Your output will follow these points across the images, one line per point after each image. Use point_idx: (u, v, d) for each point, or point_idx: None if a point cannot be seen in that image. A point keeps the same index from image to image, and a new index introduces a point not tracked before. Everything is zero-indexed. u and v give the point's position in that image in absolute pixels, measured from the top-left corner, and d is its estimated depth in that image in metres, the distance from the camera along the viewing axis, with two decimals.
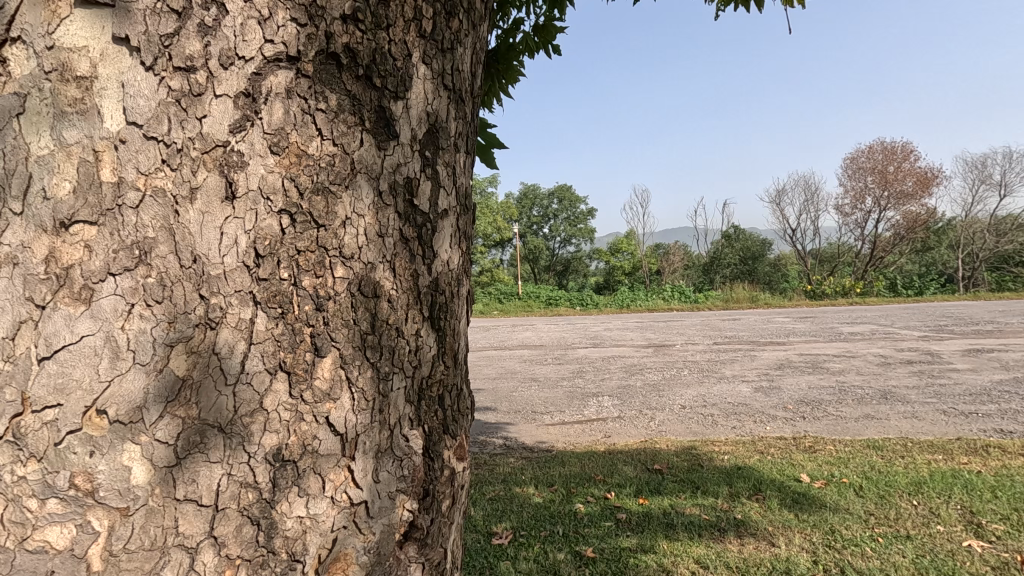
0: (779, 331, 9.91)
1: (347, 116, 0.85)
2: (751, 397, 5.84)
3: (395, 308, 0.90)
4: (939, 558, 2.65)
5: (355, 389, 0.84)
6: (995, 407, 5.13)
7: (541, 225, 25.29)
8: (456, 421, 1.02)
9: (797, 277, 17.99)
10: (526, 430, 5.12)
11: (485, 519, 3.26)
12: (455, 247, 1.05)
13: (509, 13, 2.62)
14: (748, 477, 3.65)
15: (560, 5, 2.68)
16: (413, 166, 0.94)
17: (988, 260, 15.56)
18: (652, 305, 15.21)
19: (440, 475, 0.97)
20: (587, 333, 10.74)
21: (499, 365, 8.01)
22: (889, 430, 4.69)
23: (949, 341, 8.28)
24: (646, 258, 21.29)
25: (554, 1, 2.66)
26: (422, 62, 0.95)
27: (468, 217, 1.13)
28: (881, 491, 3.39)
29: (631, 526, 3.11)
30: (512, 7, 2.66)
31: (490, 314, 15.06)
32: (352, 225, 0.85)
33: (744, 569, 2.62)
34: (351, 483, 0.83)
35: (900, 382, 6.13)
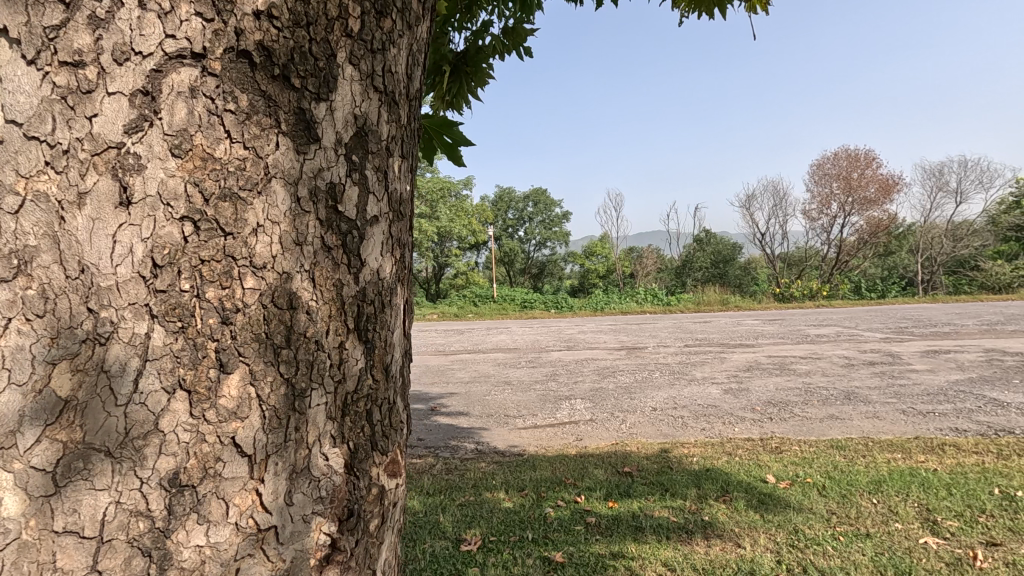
0: (748, 333, 10.13)
1: (260, 117, 0.81)
2: (721, 398, 5.92)
3: (315, 322, 0.85)
4: (897, 556, 2.69)
5: (266, 407, 0.79)
6: (951, 406, 5.30)
7: (516, 227, 25.27)
8: (387, 435, 0.99)
9: (767, 280, 18.39)
10: (499, 434, 5.08)
11: (454, 526, 3.21)
12: (387, 255, 1.00)
13: (477, 15, 2.61)
14: (716, 478, 3.69)
15: (529, 8, 2.66)
16: (337, 172, 0.90)
17: (946, 264, 16.89)
18: (626, 307, 15.38)
19: (366, 494, 0.92)
20: (561, 336, 10.74)
21: (472, 369, 7.95)
22: (852, 430, 4.80)
23: (909, 342, 8.60)
24: (620, 261, 22.13)
25: (524, 4, 2.64)
26: (349, 62, 0.91)
27: (403, 224, 1.09)
28: (843, 491, 3.45)
29: (600, 531, 3.09)
30: (480, 9, 2.64)
31: (465, 317, 15.01)
32: (264, 233, 0.80)
33: (710, 570, 2.64)
34: (259, 508, 0.78)
35: (863, 383, 6.28)
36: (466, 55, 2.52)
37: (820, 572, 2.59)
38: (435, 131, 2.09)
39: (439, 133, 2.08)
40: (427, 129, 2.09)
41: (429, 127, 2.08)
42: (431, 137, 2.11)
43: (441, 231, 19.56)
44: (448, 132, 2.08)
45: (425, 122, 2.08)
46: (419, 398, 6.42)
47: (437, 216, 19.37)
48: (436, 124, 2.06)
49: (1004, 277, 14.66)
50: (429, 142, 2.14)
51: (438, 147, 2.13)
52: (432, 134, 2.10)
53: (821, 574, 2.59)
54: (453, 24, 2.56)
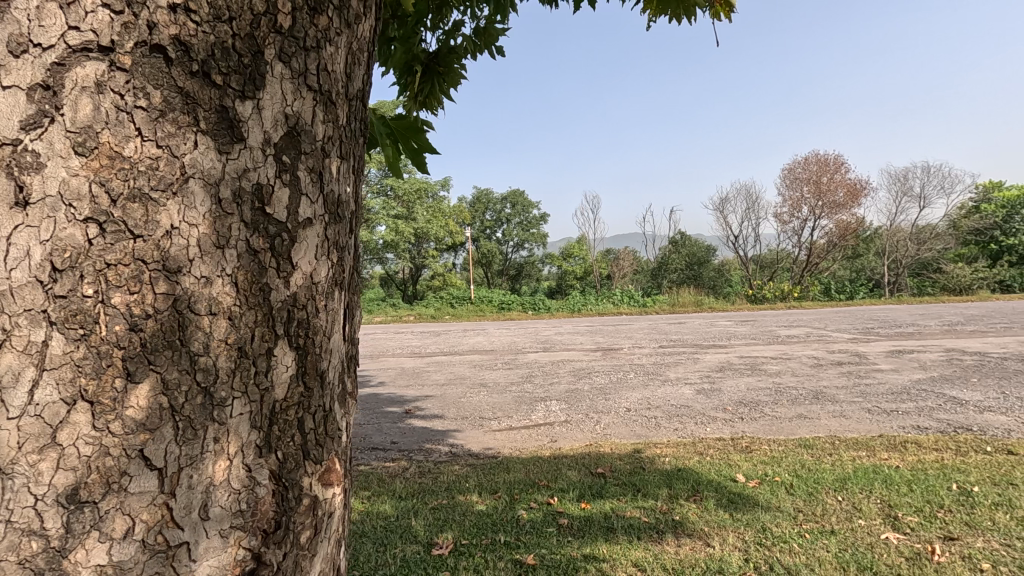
0: (721, 334, 10.29)
1: (177, 115, 0.77)
2: (694, 399, 5.99)
3: (237, 328, 0.83)
4: (860, 551, 2.75)
5: (179, 418, 0.77)
6: (913, 405, 5.46)
7: (494, 229, 25.20)
8: (322, 445, 0.96)
9: (740, 281, 18.72)
10: (473, 437, 5.04)
11: (426, 530, 3.16)
12: (322, 259, 0.98)
13: (448, 15, 2.59)
14: (687, 478, 3.72)
15: (503, 10, 2.65)
16: (265, 172, 0.87)
17: (910, 266, 17.37)
18: (603, 309, 15.51)
19: (296, 506, 0.90)
20: (538, 338, 10.72)
21: (447, 371, 7.89)
22: (819, 429, 4.89)
23: (874, 342, 8.84)
24: (597, 262, 22.23)
25: (498, 6, 2.62)
26: (278, 60, 0.88)
27: (342, 227, 1.06)
28: (810, 488, 3.51)
29: (572, 532, 3.09)
30: (452, 10, 2.62)
31: (442, 319, 14.92)
32: (179, 236, 0.77)
33: (680, 569, 2.65)
34: (169, 523, 0.76)
35: (831, 383, 6.42)
36: (438, 55, 2.50)
37: (786, 570, 2.62)
38: (402, 134, 2.07)
39: (406, 137, 2.06)
40: (394, 130, 2.06)
41: (396, 128, 2.05)
42: (398, 139, 2.09)
43: (418, 232, 19.38)
44: (414, 137, 2.06)
45: (393, 123, 2.05)
46: (393, 401, 6.35)
47: (414, 217, 19.18)
48: (404, 126, 2.04)
49: (964, 279, 15.44)
50: (395, 143, 2.12)
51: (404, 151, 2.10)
52: (399, 136, 2.07)
53: (787, 571, 2.62)
54: (426, 24, 2.54)
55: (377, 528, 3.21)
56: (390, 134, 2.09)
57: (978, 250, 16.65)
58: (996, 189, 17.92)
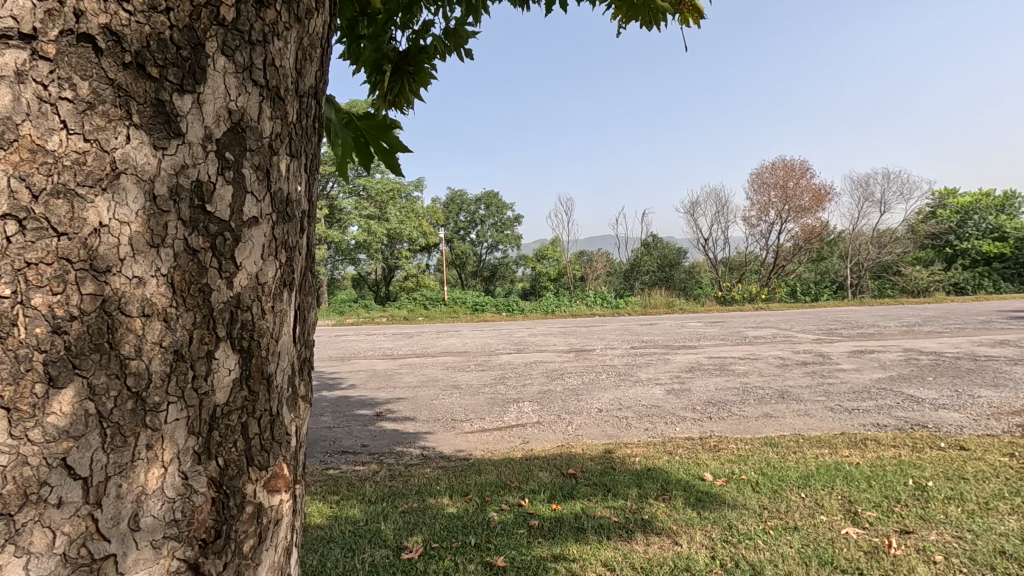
0: (691, 335, 10.46)
1: (105, 108, 0.76)
2: (664, 399, 6.07)
3: (173, 330, 0.81)
4: (821, 546, 2.82)
5: (107, 424, 0.75)
6: (873, 403, 5.63)
7: (468, 230, 25.08)
8: (268, 450, 0.94)
9: (710, 283, 19.07)
10: (445, 439, 5.00)
11: (395, 533, 3.12)
12: (269, 259, 0.96)
13: (418, 14, 2.57)
14: (657, 478, 3.76)
15: (474, 11, 2.63)
16: (206, 169, 0.85)
17: (872, 269, 17.96)
18: (576, 310, 15.60)
19: (238, 514, 0.89)
20: (512, 339, 10.71)
21: (420, 373, 7.83)
22: (784, 427, 5.01)
23: (837, 342, 9.11)
24: (571, 264, 22.34)
25: (469, 8, 2.61)
26: (221, 53, 0.86)
27: (293, 226, 1.03)
28: (774, 486, 3.58)
29: (543, 533, 3.08)
30: (422, 9, 2.59)
31: (415, 321, 14.80)
32: (109, 234, 0.75)
33: (647, 569, 2.67)
34: (95, 535, 0.74)
35: (796, 382, 6.58)
36: (407, 54, 2.48)
37: (751, 566, 2.67)
38: (370, 135, 2.03)
39: (375, 138, 2.02)
40: (363, 132, 2.03)
41: (365, 129, 2.01)
42: (367, 140, 2.05)
43: (391, 232, 19.18)
44: (385, 137, 2.02)
45: (361, 122, 2.01)
46: (363, 404, 6.26)
47: (387, 217, 18.98)
48: (373, 127, 2.00)
49: (922, 282, 16.21)
50: (364, 143, 2.07)
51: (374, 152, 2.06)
52: (367, 137, 2.03)
53: (751, 567, 2.67)
54: (395, 22, 2.50)
55: (345, 533, 3.15)
56: (358, 135, 2.04)
57: (935, 254, 17.51)
58: (951, 196, 18.70)
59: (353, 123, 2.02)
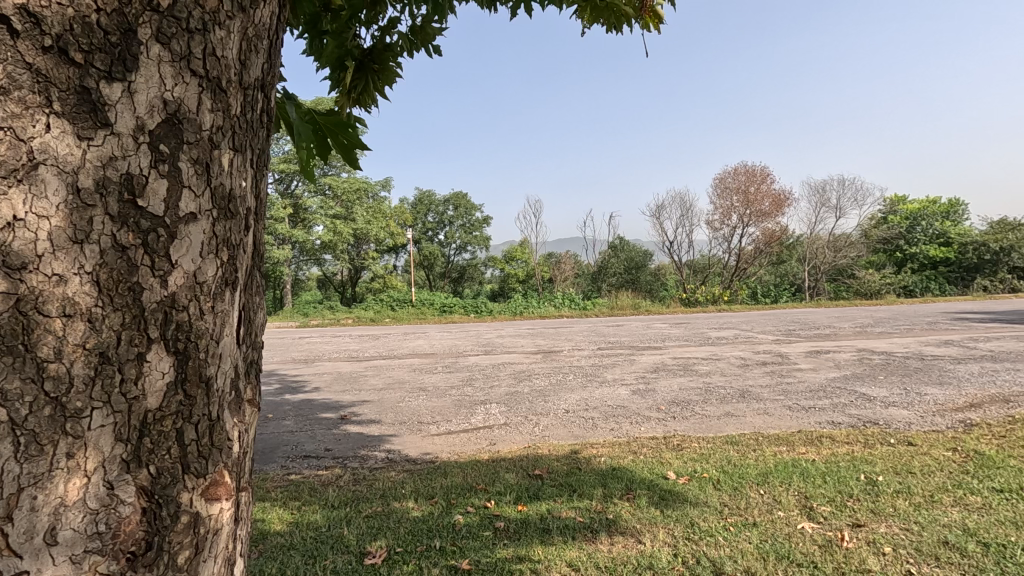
0: (656, 336, 10.64)
1: (22, 97, 0.73)
2: (629, 399, 6.14)
3: (98, 332, 0.78)
4: (778, 541, 2.89)
5: (21, 432, 0.72)
6: (829, 401, 5.83)
7: (436, 231, 24.90)
8: (206, 457, 0.91)
9: (675, 285, 19.43)
10: (410, 442, 4.94)
11: (358, 538, 3.06)
12: (208, 257, 0.92)
13: (384, 11, 2.51)
14: (621, 477, 3.80)
15: (440, 10, 2.59)
16: (137, 162, 0.82)
17: (828, 272, 18.62)
18: (544, 311, 15.70)
19: (171, 524, 0.85)
20: (480, 341, 10.69)
21: (386, 375, 7.73)
22: (745, 426, 5.13)
23: (795, 343, 9.40)
24: (539, 266, 22.43)
25: (435, 6, 2.57)
26: (155, 41, 0.83)
27: (238, 224, 0.99)
28: (735, 483, 3.66)
29: (508, 535, 3.07)
30: (387, 5, 2.54)
31: (381, 322, 14.62)
32: (24, 229, 0.73)
33: (611, 569, 2.68)
34: (6, 549, 0.71)
35: (756, 382, 6.76)
36: (373, 52, 2.42)
37: (711, 562, 2.72)
38: (329, 130, 1.98)
39: (334, 134, 1.97)
40: (321, 127, 1.97)
41: (324, 125, 1.96)
42: (326, 135, 1.99)
43: (358, 232, 18.90)
44: (344, 133, 1.98)
45: (320, 118, 1.96)
46: (327, 407, 6.13)
47: (354, 217, 18.68)
48: (332, 123, 1.95)
49: (874, 284, 16.97)
50: (323, 138, 2.01)
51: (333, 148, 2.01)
52: (326, 132, 1.98)
53: (712, 564, 2.72)
54: (359, 19, 2.44)
55: (306, 540, 3.07)
56: (316, 131, 1.98)
57: (886, 258, 18.28)
58: (901, 202, 19.55)
59: (311, 118, 1.97)
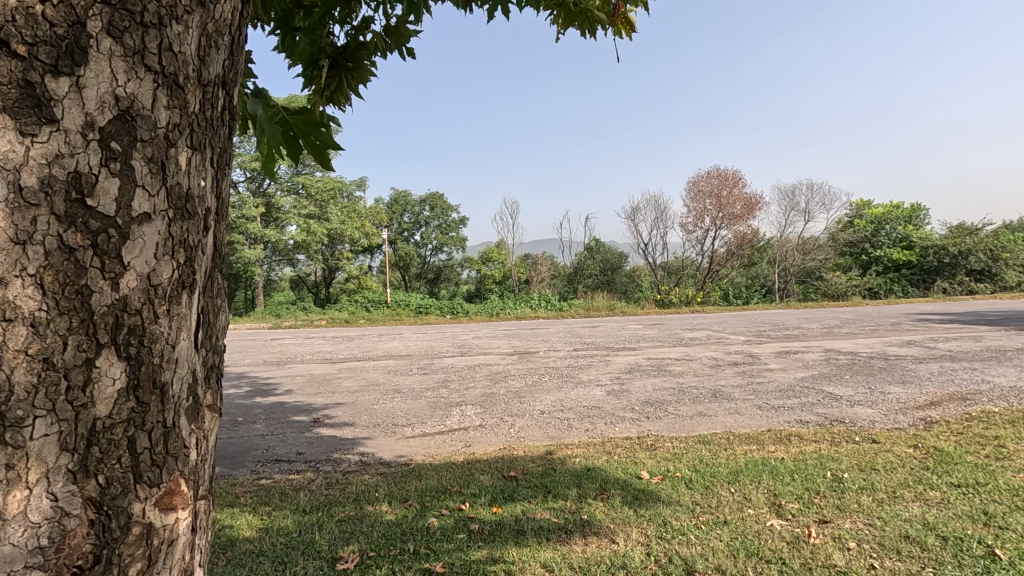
0: (630, 336, 10.76)
1: None
2: (604, 399, 6.19)
3: (42, 337, 0.75)
4: (748, 539, 2.93)
5: None
6: (798, 401, 5.96)
7: (412, 231, 24.72)
8: (160, 466, 0.88)
9: (649, 287, 19.67)
10: (384, 444, 4.88)
11: (330, 543, 3.01)
12: (164, 259, 0.88)
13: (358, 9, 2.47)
14: (595, 477, 3.82)
15: (416, 10, 2.57)
16: (86, 159, 0.79)
17: (797, 274, 19.08)
18: (520, 312, 15.73)
19: (122, 536, 0.83)
20: (455, 342, 10.64)
21: (360, 377, 7.63)
22: (717, 425, 5.21)
23: (765, 343, 9.60)
24: (515, 267, 22.44)
25: (411, 6, 2.55)
26: (107, 34, 0.80)
27: (197, 224, 0.96)
28: (706, 482, 3.71)
29: (482, 537, 3.06)
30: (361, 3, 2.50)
31: (356, 323, 14.46)
32: None
33: (585, 569, 2.69)
34: None
35: (727, 382, 6.88)
36: (347, 50, 2.36)
37: (684, 561, 2.74)
38: (300, 130, 1.94)
39: (305, 134, 1.93)
40: (292, 127, 1.93)
41: (294, 125, 1.92)
42: (296, 135, 1.95)
43: (332, 232, 18.64)
44: (315, 133, 1.93)
45: (291, 118, 1.91)
46: (300, 410, 6.02)
47: (328, 217, 18.42)
48: (302, 122, 1.91)
49: (841, 286, 17.65)
50: (294, 139, 1.97)
51: (304, 148, 1.97)
52: (297, 132, 1.94)
53: (684, 562, 2.75)
54: (333, 16, 2.39)
55: (276, 546, 3.00)
56: (287, 130, 1.94)
57: (852, 261, 18.83)
58: (866, 207, 20.15)
59: (282, 117, 1.93)
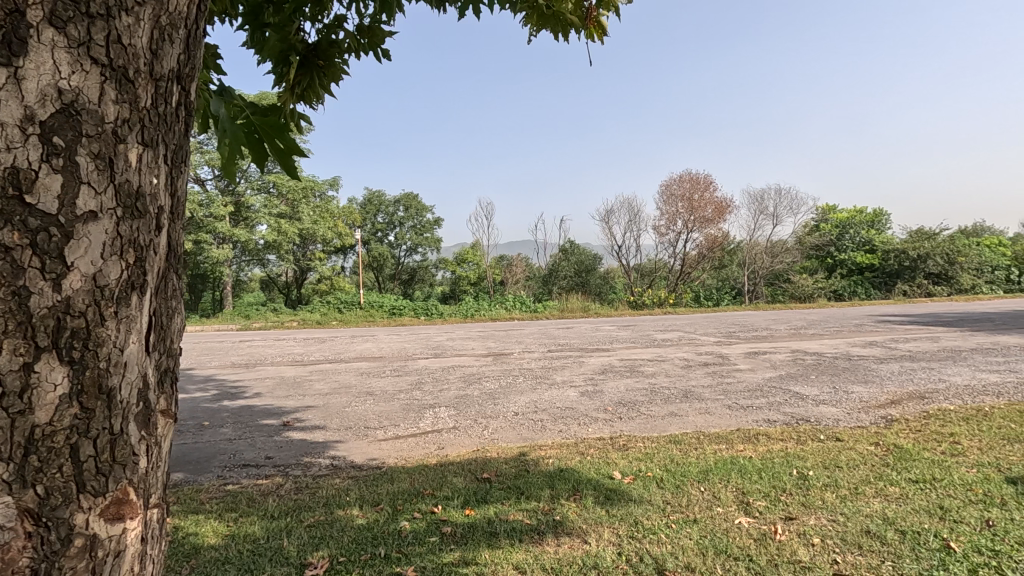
0: (604, 338, 10.85)
1: None
2: (578, 400, 6.22)
3: None
4: (716, 537, 2.98)
5: None
6: (766, 400, 6.09)
7: (386, 232, 24.46)
8: (106, 474, 0.85)
9: (623, 288, 19.87)
10: (356, 448, 4.81)
11: (299, 549, 2.95)
12: (111, 260, 0.85)
13: (330, 6, 2.44)
14: (568, 478, 3.83)
15: (389, 8, 2.54)
16: (24, 155, 0.76)
17: (766, 277, 19.50)
18: (495, 313, 15.71)
19: (63, 548, 0.80)
20: (429, 344, 10.56)
21: (332, 379, 7.51)
22: (687, 425, 5.29)
23: (735, 344, 9.80)
24: (490, 268, 22.39)
25: (383, 4, 2.52)
26: (50, 26, 0.77)
27: (149, 223, 0.92)
28: (677, 481, 3.76)
29: (454, 540, 3.03)
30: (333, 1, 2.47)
31: (328, 325, 14.24)
32: None
33: (557, 569, 2.70)
34: None
35: (698, 382, 6.98)
36: (317, 47, 2.33)
37: (654, 560, 2.77)
38: (265, 133, 1.88)
39: (268, 137, 1.87)
40: (256, 128, 1.86)
41: (259, 126, 1.86)
42: (260, 137, 1.89)
43: (304, 232, 18.32)
44: (280, 138, 1.87)
45: (256, 119, 1.85)
46: (269, 413, 5.89)
47: (299, 217, 18.10)
48: (267, 125, 1.85)
49: (808, 288, 18.17)
50: (258, 140, 1.91)
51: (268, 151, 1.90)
52: (262, 134, 1.88)
53: (655, 560, 2.78)
54: (303, 14, 2.36)
55: (242, 553, 2.93)
56: (252, 131, 1.88)
57: (818, 264, 19.35)
58: (832, 212, 20.74)
59: (247, 117, 1.87)
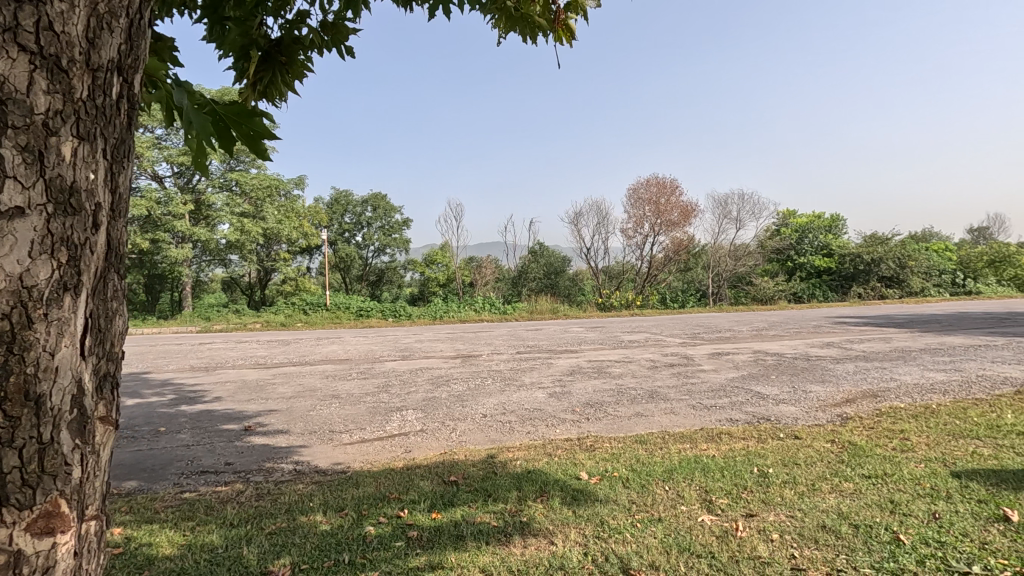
0: (573, 339, 10.92)
1: None
2: (546, 402, 6.24)
3: None
4: (680, 535, 3.02)
5: None
6: (729, 400, 6.23)
7: (354, 232, 24.08)
8: (32, 486, 0.81)
9: (591, 290, 20.05)
10: (321, 452, 4.71)
11: (260, 557, 2.87)
12: (39, 259, 0.80)
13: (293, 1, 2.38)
14: (536, 479, 3.83)
15: (354, 6, 2.51)
16: None
17: (729, 279, 19.95)
18: (464, 315, 15.65)
19: None
20: (397, 345, 10.44)
21: (296, 382, 7.34)
22: (653, 425, 5.36)
23: (700, 345, 10.01)
24: (459, 269, 22.30)
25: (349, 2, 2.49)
26: None
27: (85, 220, 0.88)
28: (642, 481, 3.81)
29: (420, 544, 2.99)
30: None
31: (293, 327, 13.93)
32: None
33: (524, 570, 2.70)
34: None
35: (664, 383, 7.09)
36: (280, 43, 2.27)
37: (620, 559, 2.80)
38: (231, 121, 1.82)
39: (237, 125, 1.82)
40: (222, 117, 1.80)
41: (225, 115, 1.80)
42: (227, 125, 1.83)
43: (268, 232, 17.88)
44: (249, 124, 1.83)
45: (221, 108, 1.79)
46: (230, 418, 5.72)
47: (263, 216, 17.66)
48: (234, 112, 1.79)
49: (769, 291, 18.73)
50: (224, 129, 1.85)
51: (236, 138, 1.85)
52: (228, 122, 1.82)
53: (620, 560, 2.80)
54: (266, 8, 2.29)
55: (198, 563, 2.83)
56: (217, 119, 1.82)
57: (779, 267, 19.94)
58: (792, 217, 21.42)
59: (210, 107, 1.81)
